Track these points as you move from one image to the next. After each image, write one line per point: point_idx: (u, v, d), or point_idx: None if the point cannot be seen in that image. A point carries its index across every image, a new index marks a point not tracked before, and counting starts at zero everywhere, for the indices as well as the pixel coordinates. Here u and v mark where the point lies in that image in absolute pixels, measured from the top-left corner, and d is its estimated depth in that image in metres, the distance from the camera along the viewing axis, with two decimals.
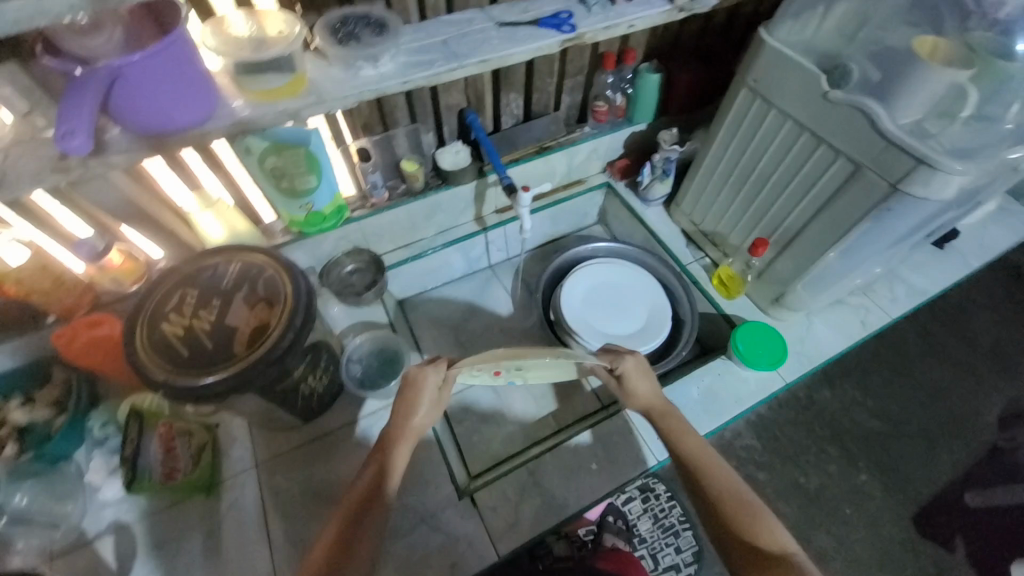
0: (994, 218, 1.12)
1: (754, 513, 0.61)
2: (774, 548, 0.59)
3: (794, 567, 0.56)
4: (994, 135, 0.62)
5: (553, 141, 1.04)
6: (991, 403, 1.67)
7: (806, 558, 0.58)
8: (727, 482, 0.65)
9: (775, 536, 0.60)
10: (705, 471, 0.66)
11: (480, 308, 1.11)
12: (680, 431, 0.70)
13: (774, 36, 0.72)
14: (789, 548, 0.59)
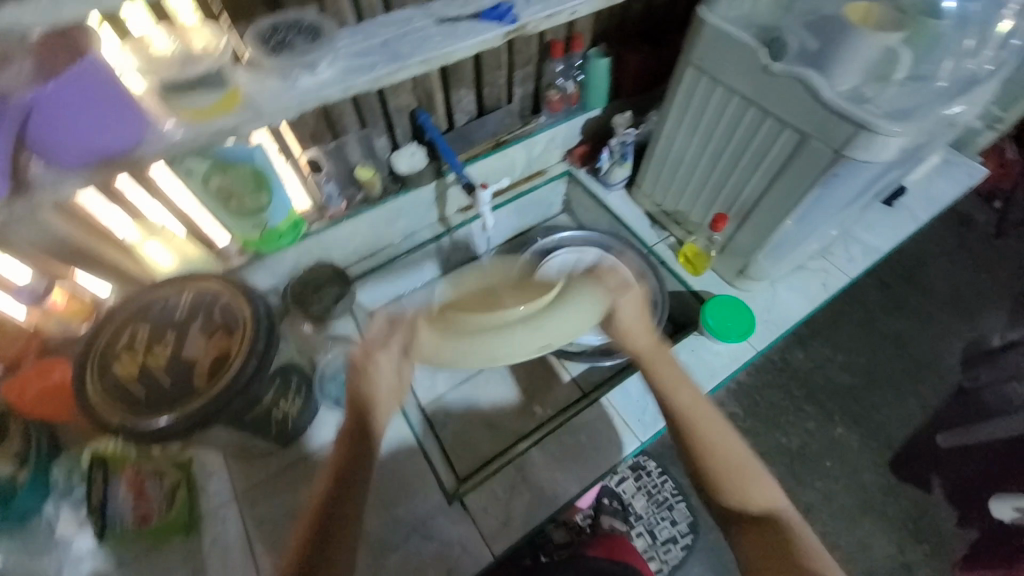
0: (937, 171, 1.17)
1: (742, 475, 0.61)
2: (762, 509, 0.60)
3: (784, 525, 0.59)
4: (930, 93, 0.64)
5: (509, 135, 1.03)
6: (951, 347, 1.75)
7: (793, 512, 0.60)
8: (719, 439, 0.63)
9: (765, 496, 0.61)
10: (695, 429, 0.63)
11: None
12: (670, 384, 0.67)
13: (714, 11, 0.72)
14: (777, 504, 0.61)
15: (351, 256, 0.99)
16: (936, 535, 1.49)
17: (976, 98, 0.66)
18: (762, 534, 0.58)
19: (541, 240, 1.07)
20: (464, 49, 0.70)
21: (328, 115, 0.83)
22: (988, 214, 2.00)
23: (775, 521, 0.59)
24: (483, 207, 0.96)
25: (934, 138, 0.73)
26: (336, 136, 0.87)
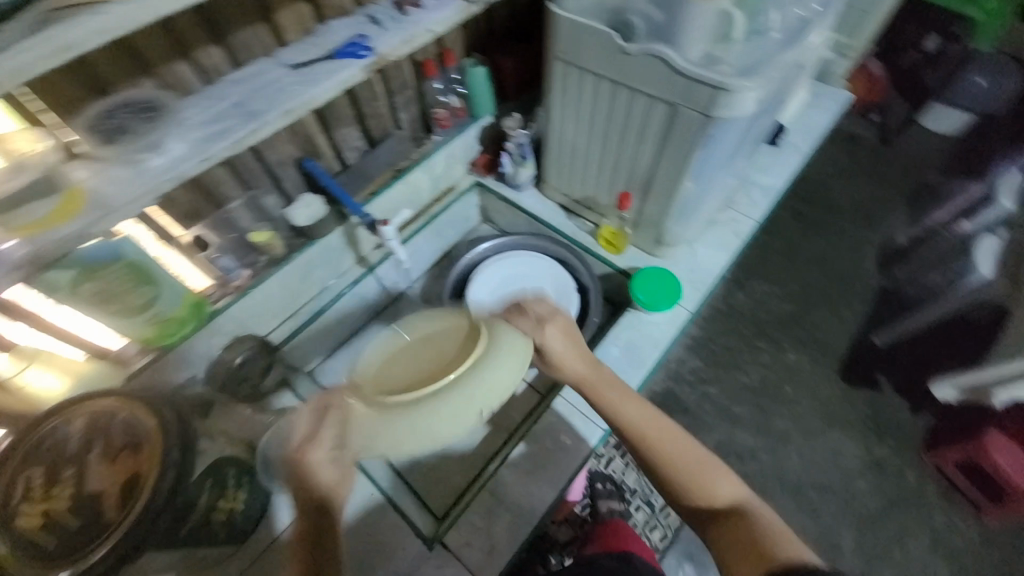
0: (811, 103, 1.26)
1: (702, 473, 0.63)
2: (728, 501, 0.63)
3: (749, 515, 0.61)
4: (768, 44, 0.69)
5: (406, 161, 1.01)
6: (867, 254, 1.92)
7: (756, 501, 0.63)
8: (678, 447, 0.64)
9: (728, 489, 0.64)
10: (645, 440, 0.65)
11: None
12: (621, 399, 0.67)
13: (563, 6, 0.73)
14: (740, 496, 0.63)
15: (272, 322, 0.93)
16: (897, 429, 1.60)
17: (812, 39, 0.71)
18: (729, 528, 0.61)
19: (465, 255, 1.06)
20: (325, 92, 0.67)
21: (203, 186, 0.78)
22: (867, 128, 2.22)
23: (741, 511, 0.62)
24: (392, 242, 0.95)
25: (789, 81, 0.78)
26: (218, 206, 0.82)
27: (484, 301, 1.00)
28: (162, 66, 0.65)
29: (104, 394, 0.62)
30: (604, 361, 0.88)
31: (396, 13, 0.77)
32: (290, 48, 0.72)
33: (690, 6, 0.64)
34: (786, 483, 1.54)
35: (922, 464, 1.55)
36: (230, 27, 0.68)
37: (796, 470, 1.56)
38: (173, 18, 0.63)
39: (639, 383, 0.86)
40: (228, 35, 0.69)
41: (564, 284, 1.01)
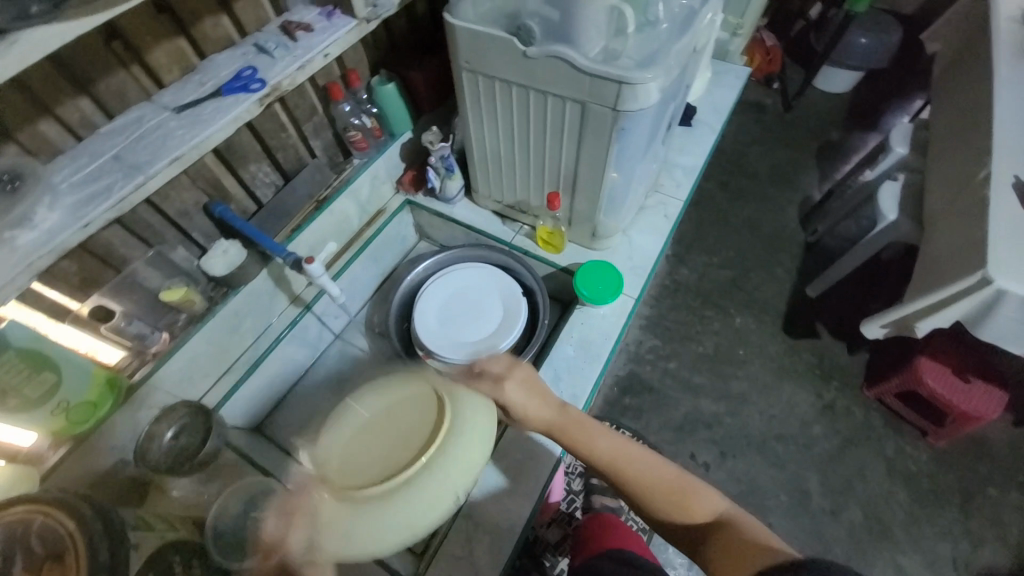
0: (716, 83, 1.32)
1: (681, 492, 0.68)
2: (710, 515, 0.67)
3: (730, 525, 0.64)
4: (660, 36, 0.71)
5: (327, 189, 0.96)
6: (788, 214, 2.12)
7: (733, 508, 0.67)
8: (651, 472, 0.69)
9: (706, 502, 0.67)
10: (620, 472, 0.68)
11: (347, 383, 1.03)
12: (590, 437, 0.69)
13: (459, 15, 0.72)
14: (719, 507, 0.67)
15: (205, 382, 0.86)
16: (840, 370, 1.72)
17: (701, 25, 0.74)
18: (716, 541, 0.64)
19: (406, 277, 1.02)
20: (216, 132, 0.62)
21: (95, 251, 0.71)
22: (773, 96, 2.45)
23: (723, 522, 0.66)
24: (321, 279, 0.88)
25: (689, 67, 0.81)
26: (119, 269, 0.75)
27: (433, 321, 0.97)
28: (22, 129, 0.59)
29: (20, 503, 0.56)
30: (561, 361, 0.89)
31: (284, 41, 0.72)
32: (169, 90, 0.67)
33: (579, 4, 0.65)
34: (752, 439, 1.62)
35: (866, 399, 1.67)
36: (95, 75, 0.62)
37: (758, 425, 1.64)
38: (22, 75, 0.56)
39: (598, 378, 0.87)
40: (93, 83, 0.62)
41: (510, 289, 1.00)
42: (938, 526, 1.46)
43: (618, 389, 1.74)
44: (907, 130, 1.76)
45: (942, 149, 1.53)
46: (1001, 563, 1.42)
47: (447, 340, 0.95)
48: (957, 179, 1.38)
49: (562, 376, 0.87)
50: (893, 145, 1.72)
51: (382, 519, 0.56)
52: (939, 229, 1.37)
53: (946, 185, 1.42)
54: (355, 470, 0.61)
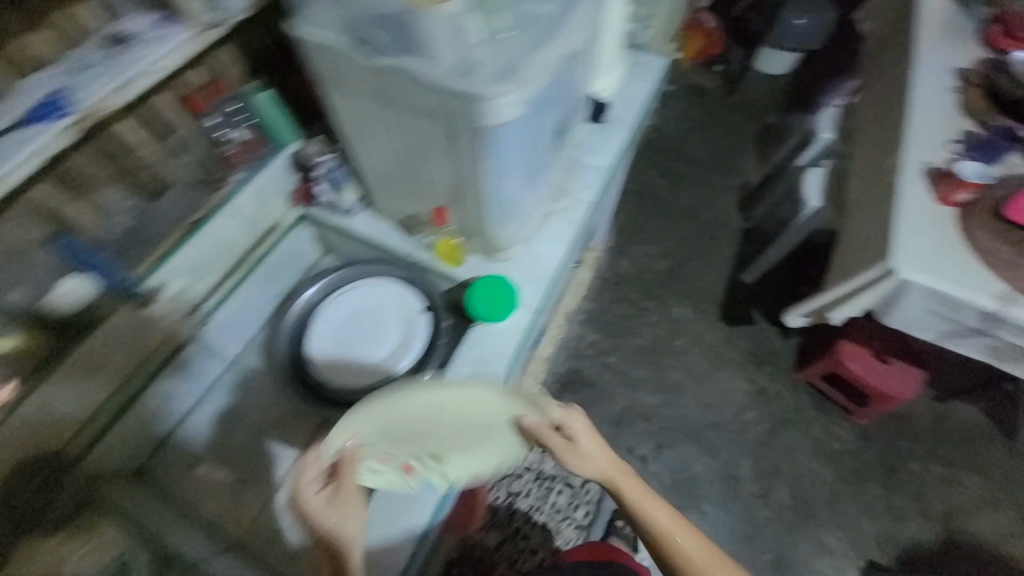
0: (633, 74, 1.26)
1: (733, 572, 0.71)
2: None
3: None
4: (521, 45, 0.67)
5: (200, 211, 0.90)
6: (727, 200, 2.13)
7: None
8: (699, 547, 0.72)
9: None
10: (671, 539, 0.72)
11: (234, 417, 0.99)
12: (643, 495, 0.74)
13: (304, 20, 0.65)
14: None
15: (69, 429, 0.80)
16: (774, 355, 1.76)
17: (571, 29, 0.69)
18: None
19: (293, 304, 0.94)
20: (23, 166, 0.60)
21: None
22: (713, 79, 2.47)
23: None
24: (172, 317, 0.89)
25: (567, 73, 0.77)
26: None
27: (326, 344, 0.93)
28: None
29: None
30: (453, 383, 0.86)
31: (106, 55, 0.68)
32: None
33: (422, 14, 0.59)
34: (688, 429, 1.64)
35: (796, 382, 1.71)
36: None
37: (694, 415, 1.67)
38: None
39: None
40: None
41: (408, 307, 0.96)
42: (862, 504, 1.52)
43: (558, 386, 1.74)
44: (833, 116, 1.77)
45: (863, 135, 1.55)
46: (922, 537, 1.48)
47: (341, 366, 0.91)
48: (873, 167, 1.39)
49: None
50: (820, 131, 1.74)
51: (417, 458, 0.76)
52: (853, 216, 1.39)
53: (864, 173, 1.43)
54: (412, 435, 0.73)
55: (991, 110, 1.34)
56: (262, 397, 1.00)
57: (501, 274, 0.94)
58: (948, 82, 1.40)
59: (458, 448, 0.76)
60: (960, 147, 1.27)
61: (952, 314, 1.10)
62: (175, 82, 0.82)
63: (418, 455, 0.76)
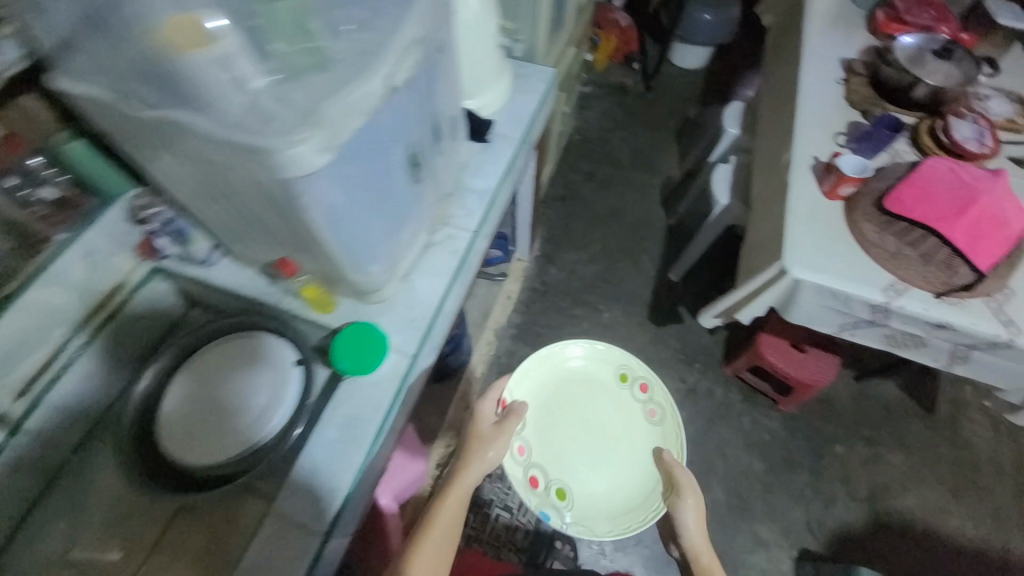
0: (518, 87, 1.22)
1: None
2: None
3: None
4: (324, 83, 0.59)
5: (15, 279, 0.79)
6: (652, 197, 2.12)
7: None
8: None
9: None
10: None
11: (92, 498, 0.84)
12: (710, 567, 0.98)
13: (73, 78, 0.59)
14: None
15: None
16: (703, 352, 1.77)
17: (386, 65, 0.62)
18: None
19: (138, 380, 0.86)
20: None
21: None
22: (633, 76, 2.46)
23: None
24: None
25: (399, 106, 0.70)
26: None
27: (181, 416, 0.83)
28: None
29: None
30: (319, 446, 0.80)
31: None
32: None
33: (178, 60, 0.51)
34: None
35: (726, 377, 1.72)
36: None
37: None
38: None
39: (360, 464, 0.79)
40: None
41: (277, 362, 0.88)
42: (792, 493, 1.54)
43: None
44: (739, 110, 1.79)
45: (763, 130, 1.56)
46: (850, 518, 1.51)
47: (197, 439, 0.81)
48: (770, 163, 1.40)
49: (318, 466, 0.79)
50: (726, 127, 1.75)
51: (579, 467, 1.17)
52: (756, 212, 1.40)
53: (764, 168, 1.45)
54: (565, 415, 1.22)
55: (877, 100, 1.34)
56: (111, 475, 0.85)
57: (372, 322, 0.87)
58: (834, 74, 1.42)
59: (584, 471, 1.17)
60: (845, 139, 1.28)
61: (844, 307, 1.10)
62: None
63: (557, 441, 1.19)
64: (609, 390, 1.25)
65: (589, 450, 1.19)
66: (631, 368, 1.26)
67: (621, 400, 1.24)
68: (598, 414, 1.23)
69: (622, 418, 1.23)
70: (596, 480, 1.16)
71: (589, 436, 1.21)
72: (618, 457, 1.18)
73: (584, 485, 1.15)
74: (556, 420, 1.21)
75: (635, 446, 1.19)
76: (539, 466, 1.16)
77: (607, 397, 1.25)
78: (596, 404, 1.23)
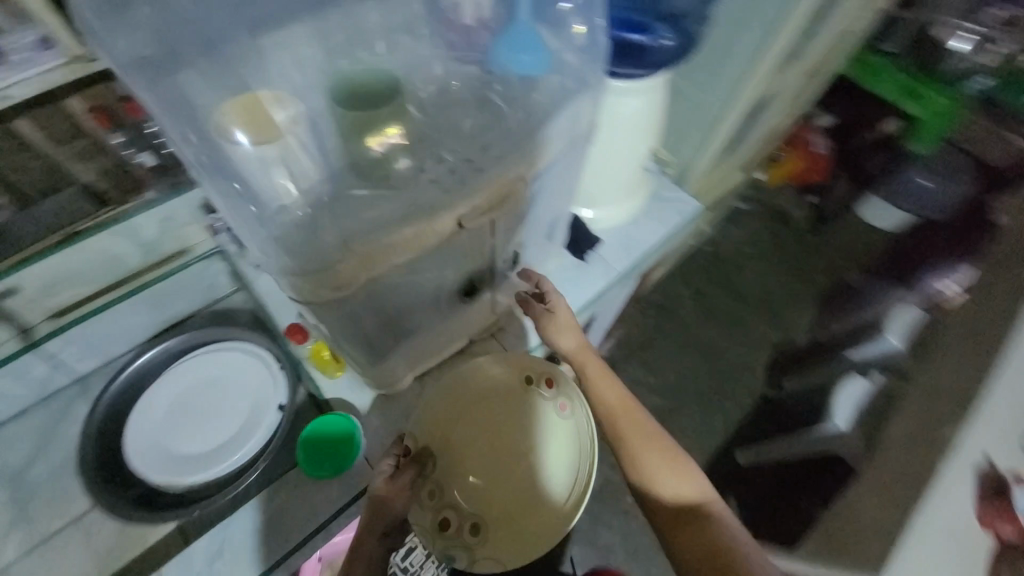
0: (649, 209, 1.03)
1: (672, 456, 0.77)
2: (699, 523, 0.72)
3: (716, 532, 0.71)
4: (382, 214, 0.50)
5: (82, 223, 0.78)
6: (760, 353, 1.72)
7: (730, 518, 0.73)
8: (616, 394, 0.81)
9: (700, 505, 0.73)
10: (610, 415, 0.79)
11: (60, 438, 0.85)
12: (591, 381, 0.81)
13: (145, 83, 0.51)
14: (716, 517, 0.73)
15: None
16: None
17: (460, 213, 0.52)
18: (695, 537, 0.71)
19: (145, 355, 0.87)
20: None
21: None
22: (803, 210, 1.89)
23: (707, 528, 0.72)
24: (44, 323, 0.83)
25: (471, 241, 0.58)
26: None
27: (159, 409, 0.83)
28: None
29: None
30: (236, 529, 0.72)
31: None
32: None
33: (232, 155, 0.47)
34: None
35: None
36: None
37: None
38: None
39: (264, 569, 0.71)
40: None
41: (261, 406, 0.84)
42: None
43: None
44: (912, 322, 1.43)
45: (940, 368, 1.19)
46: None
47: (160, 442, 0.82)
48: (925, 425, 1.06)
49: (224, 548, 0.71)
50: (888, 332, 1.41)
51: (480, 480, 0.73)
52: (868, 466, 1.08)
53: (907, 424, 1.11)
54: (449, 423, 0.75)
55: None
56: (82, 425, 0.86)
57: (353, 419, 0.76)
58: None
59: (492, 486, 0.73)
60: None
61: None
62: (44, 109, 0.71)
63: (451, 460, 0.74)
64: (517, 396, 0.76)
65: (492, 462, 0.74)
66: (530, 359, 0.78)
67: (526, 407, 0.76)
68: (500, 412, 0.76)
69: (534, 430, 0.75)
70: (508, 494, 0.73)
71: (489, 443, 0.75)
72: (538, 474, 0.74)
73: (504, 515, 0.73)
74: (440, 441, 0.74)
75: (556, 443, 0.75)
76: (445, 502, 0.73)
77: (511, 412, 0.75)
78: (502, 416, 0.75)
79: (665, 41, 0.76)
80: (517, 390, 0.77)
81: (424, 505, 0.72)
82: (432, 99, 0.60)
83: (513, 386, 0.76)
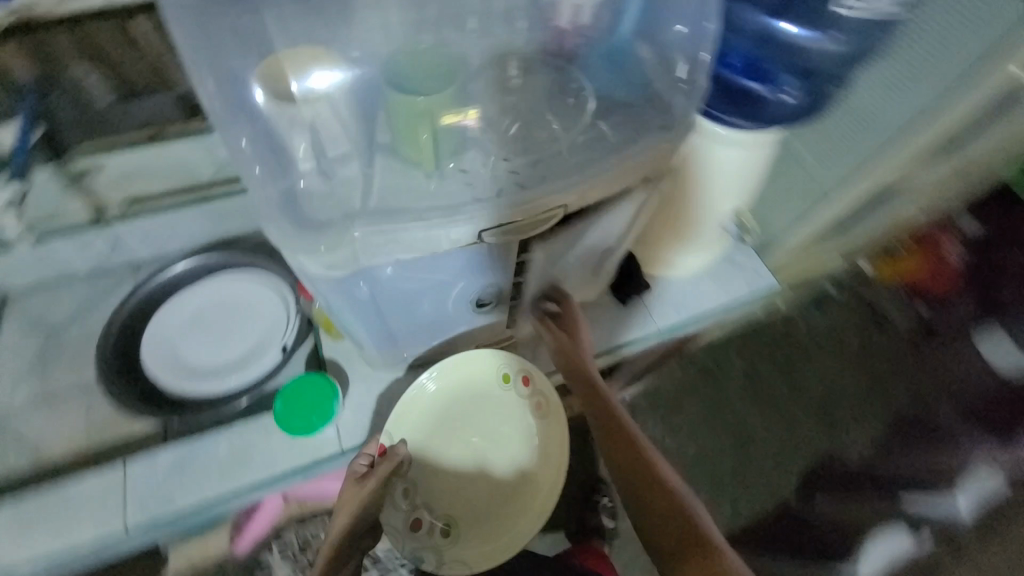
0: (714, 270, 0.92)
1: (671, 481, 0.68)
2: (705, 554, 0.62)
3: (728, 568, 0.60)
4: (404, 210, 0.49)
5: (168, 126, 0.82)
6: (797, 458, 1.34)
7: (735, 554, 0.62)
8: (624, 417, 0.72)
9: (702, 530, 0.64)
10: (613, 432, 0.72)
11: (95, 313, 0.92)
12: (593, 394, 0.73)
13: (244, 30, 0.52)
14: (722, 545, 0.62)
15: None
16: None
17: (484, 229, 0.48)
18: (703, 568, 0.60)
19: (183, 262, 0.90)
20: None
21: None
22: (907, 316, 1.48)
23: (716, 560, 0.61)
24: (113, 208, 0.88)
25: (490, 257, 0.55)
26: None
27: (180, 315, 0.87)
28: None
29: None
30: (202, 451, 0.74)
31: None
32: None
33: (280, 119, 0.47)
34: None
35: None
36: None
37: None
38: None
39: (214, 499, 0.72)
40: None
41: (267, 342, 0.86)
42: None
43: None
44: None
45: None
46: None
47: (171, 344, 0.86)
48: None
49: (186, 465, 0.73)
50: None
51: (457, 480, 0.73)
52: None
53: None
54: (432, 422, 0.73)
55: None
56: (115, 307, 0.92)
57: (335, 386, 0.75)
58: None
59: (466, 485, 0.73)
60: None
61: None
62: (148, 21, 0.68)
63: (432, 459, 0.73)
64: (491, 395, 0.74)
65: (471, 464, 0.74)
66: (506, 356, 0.74)
67: (502, 406, 0.75)
68: (482, 414, 0.74)
69: (507, 431, 0.75)
70: (480, 496, 0.74)
71: (468, 443, 0.74)
72: (505, 480, 0.74)
73: (475, 516, 0.73)
74: (423, 441, 0.72)
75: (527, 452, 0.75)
76: (421, 503, 0.72)
77: (490, 411, 0.74)
78: (480, 416, 0.74)
79: (786, 96, 0.67)
80: (494, 389, 0.74)
81: (398, 500, 0.70)
82: (505, 104, 0.56)
83: (489, 383, 0.74)
